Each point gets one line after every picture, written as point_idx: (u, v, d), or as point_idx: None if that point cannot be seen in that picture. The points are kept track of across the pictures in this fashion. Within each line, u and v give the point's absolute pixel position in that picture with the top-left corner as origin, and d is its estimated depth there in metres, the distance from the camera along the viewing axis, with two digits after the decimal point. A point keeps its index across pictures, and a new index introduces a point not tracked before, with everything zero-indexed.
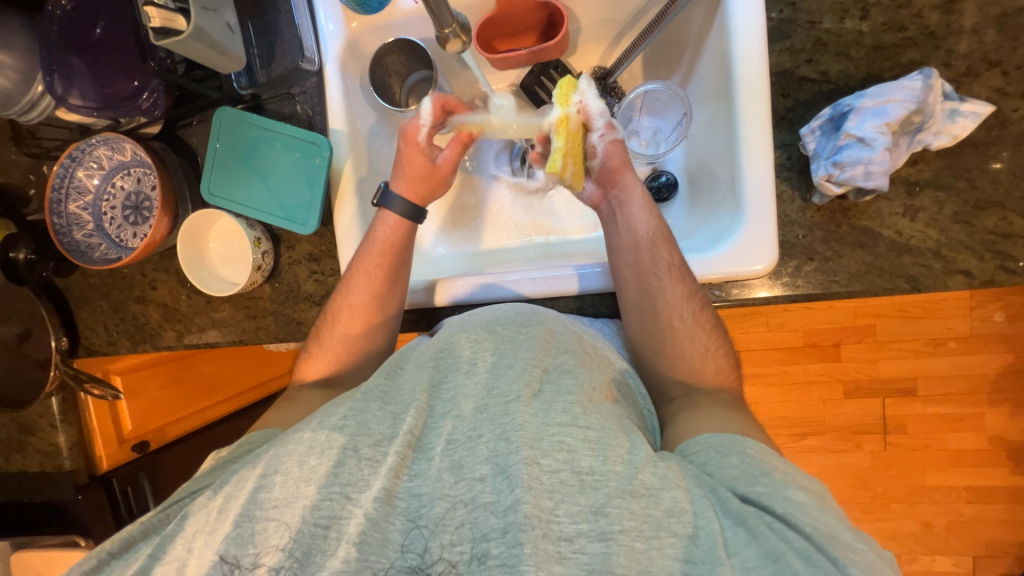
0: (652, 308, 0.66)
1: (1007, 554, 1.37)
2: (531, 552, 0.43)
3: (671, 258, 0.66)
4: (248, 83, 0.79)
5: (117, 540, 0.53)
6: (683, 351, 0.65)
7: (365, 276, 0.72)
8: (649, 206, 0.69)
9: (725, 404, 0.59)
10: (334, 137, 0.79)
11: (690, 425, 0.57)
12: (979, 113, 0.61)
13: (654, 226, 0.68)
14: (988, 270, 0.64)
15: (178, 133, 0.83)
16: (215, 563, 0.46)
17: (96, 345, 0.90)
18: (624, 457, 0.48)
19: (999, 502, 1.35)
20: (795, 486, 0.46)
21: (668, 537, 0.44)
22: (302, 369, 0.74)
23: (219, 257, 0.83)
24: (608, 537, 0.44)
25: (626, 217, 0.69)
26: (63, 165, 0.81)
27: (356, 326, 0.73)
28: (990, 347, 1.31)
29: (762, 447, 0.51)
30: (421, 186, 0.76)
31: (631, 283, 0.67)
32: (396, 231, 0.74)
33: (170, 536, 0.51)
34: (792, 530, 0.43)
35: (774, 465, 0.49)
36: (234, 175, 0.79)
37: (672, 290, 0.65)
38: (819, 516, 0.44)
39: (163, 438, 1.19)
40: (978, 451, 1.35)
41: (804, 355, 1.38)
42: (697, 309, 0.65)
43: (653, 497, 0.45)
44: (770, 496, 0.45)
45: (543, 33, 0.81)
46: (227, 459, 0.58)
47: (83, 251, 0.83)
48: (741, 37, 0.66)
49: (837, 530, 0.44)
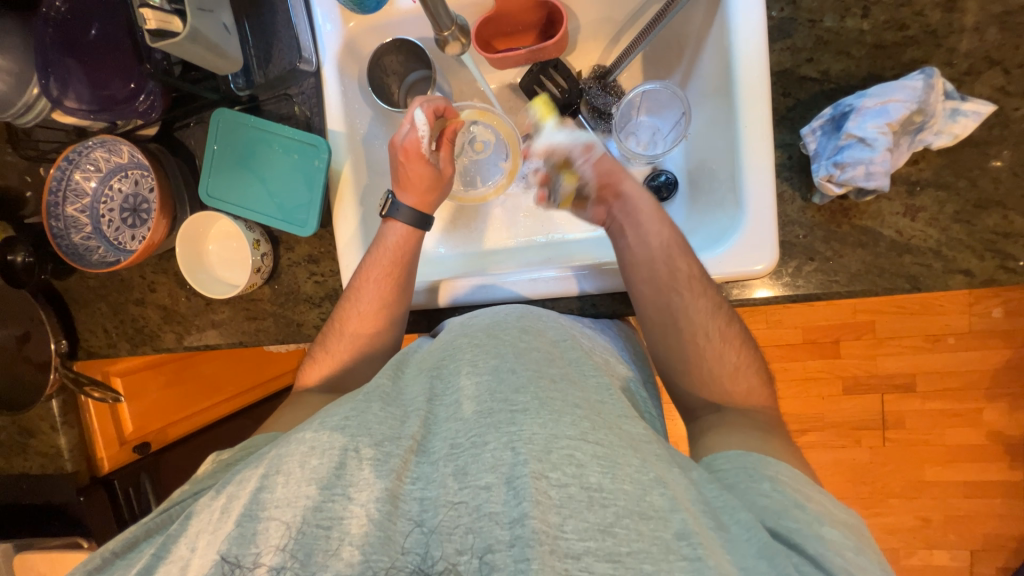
0: (673, 324, 0.66)
1: (1005, 548, 1.38)
2: (540, 568, 0.42)
3: (690, 270, 0.65)
4: (245, 84, 0.78)
5: (122, 538, 0.54)
6: (692, 357, 0.65)
7: (374, 284, 0.72)
8: (660, 218, 0.69)
9: (756, 426, 0.60)
10: (333, 138, 0.79)
11: (719, 443, 0.58)
12: (981, 113, 0.61)
13: (667, 237, 0.67)
14: (988, 269, 0.64)
15: (175, 134, 0.83)
16: (216, 563, 0.46)
17: (96, 348, 0.90)
18: (633, 475, 0.47)
19: (997, 497, 1.36)
20: (828, 523, 0.47)
21: (678, 560, 0.43)
22: (303, 375, 0.75)
23: (217, 259, 0.83)
24: (615, 559, 0.43)
25: (639, 230, 0.68)
26: (60, 167, 0.80)
27: (356, 331, 0.73)
28: (989, 343, 1.31)
29: (795, 474, 0.52)
30: (432, 194, 0.77)
31: (649, 299, 0.67)
32: (407, 240, 0.74)
33: (174, 536, 0.51)
34: (816, 569, 0.43)
35: (808, 496, 0.49)
36: (232, 176, 0.78)
37: (691, 303, 0.65)
38: (852, 558, 0.44)
39: (166, 438, 1.18)
40: (977, 446, 1.35)
41: (804, 352, 1.38)
42: (722, 323, 0.65)
43: (662, 519, 0.45)
44: (799, 532, 0.46)
45: (542, 31, 0.80)
46: (229, 461, 0.59)
47: (81, 255, 0.83)
48: (742, 36, 0.66)
49: (870, 574, 0.44)
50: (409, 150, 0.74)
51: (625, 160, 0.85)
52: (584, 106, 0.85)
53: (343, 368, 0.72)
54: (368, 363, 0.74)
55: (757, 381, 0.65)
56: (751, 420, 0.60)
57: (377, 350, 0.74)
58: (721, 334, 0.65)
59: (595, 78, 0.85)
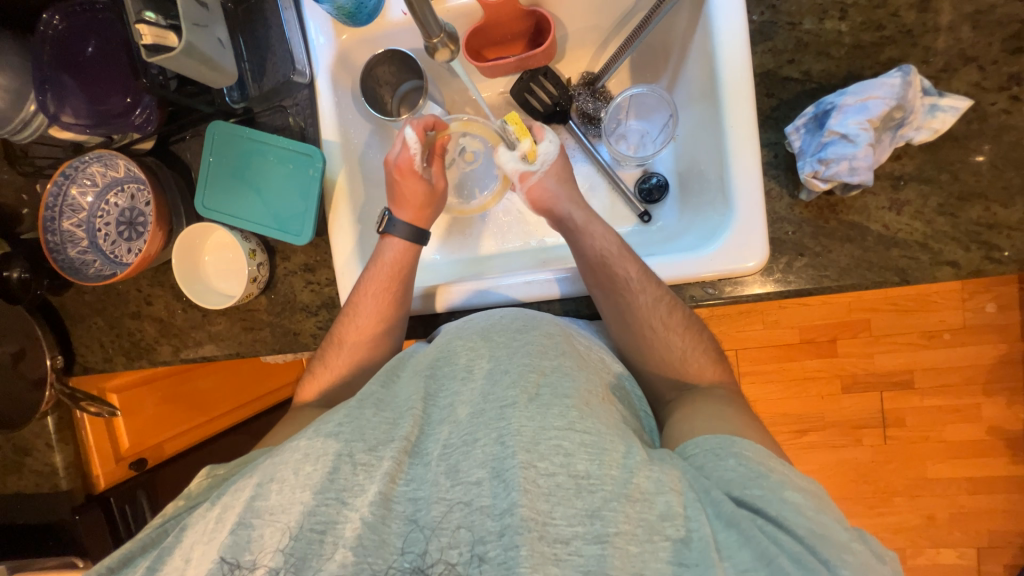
0: (635, 328, 0.67)
1: (1011, 544, 1.37)
2: (528, 554, 0.42)
3: (631, 271, 0.68)
4: (240, 96, 0.80)
5: (117, 554, 0.53)
6: (649, 345, 0.67)
7: (372, 301, 0.72)
8: (597, 228, 0.73)
9: (720, 399, 0.61)
10: (327, 148, 0.80)
11: (688, 426, 0.57)
12: (958, 108, 0.63)
13: (606, 244, 0.70)
14: (974, 260, 0.65)
15: (172, 148, 0.84)
16: (217, 562, 0.46)
17: (92, 362, 0.90)
18: (620, 460, 0.47)
19: (999, 492, 1.36)
20: (791, 488, 0.46)
21: (662, 541, 0.44)
22: (302, 389, 0.75)
23: (213, 270, 0.83)
24: (604, 539, 0.44)
25: (578, 246, 0.72)
26: (56, 182, 0.81)
27: (355, 345, 0.73)
28: (983, 338, 1.32)
29: (758, 448, 0.51)
30: (428, 211, 0.80)
31: (608, 308, 0.68)
32: (404, 256, 0.75)
33: (168, 549, 0.50)
34: (783, 531, 0.43)
35: (772, 466, 0.49)
36: (229, 188, 0.79)
37: (641, 305, 0.67)
38: (813, 517, 0.44)
39: (162, 454, 1.16)
40: (977, 441, 1.36)
41: (800, 351, 1.39)
42: (678, 315, 0.67)
43: (648, 500, 0.45)
44: (764, 498, 0.45)
45: (531, 40, 0.82)
46: (224, 476, 0.58)
47: (78, 269, 0.83)
48: (725, 39, 0.67)
49: (832, 530, 0.44)
50: (404, 167, 0.77)
51: (616, 163, 0.86)
52: (574, 111, 0.87)
53: (342, 377, 0.73)
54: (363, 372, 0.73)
55: None
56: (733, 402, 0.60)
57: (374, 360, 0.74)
58: (672, 323, 0.66)
59: (584, 84, 0.86)
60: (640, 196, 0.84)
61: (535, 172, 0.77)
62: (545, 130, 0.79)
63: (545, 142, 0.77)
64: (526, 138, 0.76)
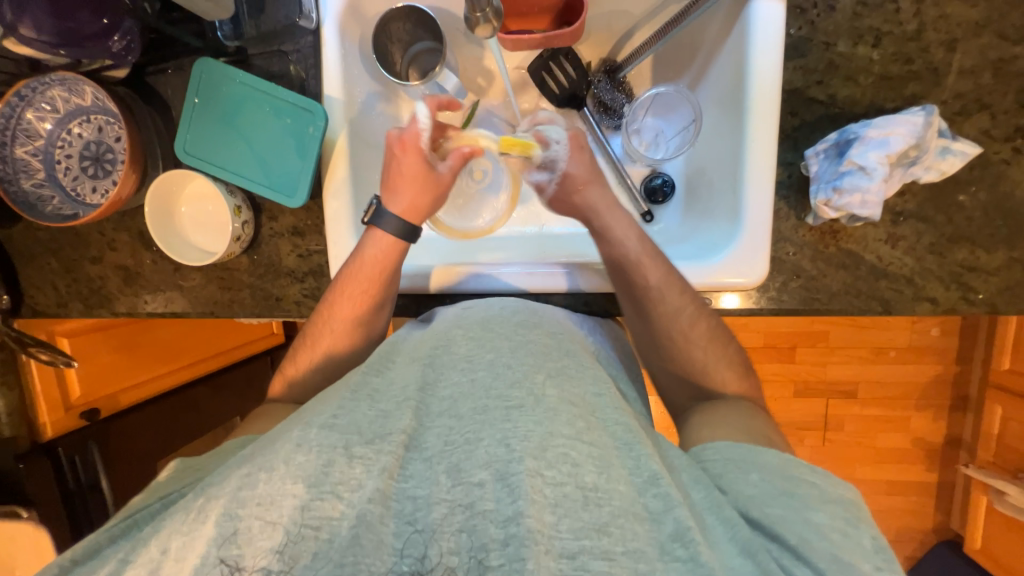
0: (666, 336, 0.69)
1: (913, 540, 1.54)
2: (535, 568, 0.42)
3: (660, 278, 0.67)
4: (233, 33, 0.73)
5: (82, 545, 0.50)
6: (671, 355, 0.69)
7: (350, 301, 0.69)
8: (633, 224, 0.69)
9: (736, 409, 0.63)
10: (329, 104, 0.73)
11: (702, 431, 0.60)
12: (967, 154, 0.65)
13: (639, 245, 0.68)
14: (951, 299, 0.69)
15: (148, 79, 0.75)
16: (203, 565, 0.44)
17: (43, 306, 0.82)
18: (627, 476, 0.49)
19: (912, 495, 1.52)
20: (798, 506, 0.50)
21: (672, 561, 0.45)
22: (274, 382, 0.73)
23: (190, 222, 0.77)
24: (610, 558, 0.44)
25: (609, 243, 0.69)
26: (9, 103, 0.71)
27: (333, 342, 0.70)
28: (926, 359, 1.43)
29: (766, 459, 0.53)
30: (424, 196, 0.72)
31: (635, 316, 0.70)
32: (388, 254, 0.70)
33: (142, 539, 0.48)
34: (776, 554, 0.47)
35: (768, 481, 0.51)
36: (215, 135, 0.72)
37: (669, 316, 0.67)
38: (798, 533, 0.47)
39: (117, 406, 1.09)
40: (903, 450, 1.49)
41: (763, 356, 1.46)
42: (706, 326, 0.68)
43: (656, 520, 0.47)
44: (765, 516, 0.48)
45: (560, 17, 0.76)
46: (194, 465, 0.56)
47: (32, 204, 0.74)
48: (762, 50, 0.66)
49: (839, 555, 0.47)
50: (409, 144, 0.71)
51: (627, 158, 0.84)
52: (590, 98, 0.84)
53: (313, 368, 0.70)
54: (338, 364, 0.71)
55: (739, 382, 0.68)
56: (742, 413, 0.62)
57: (352, 357, 0.71)
58: (692, 335, 0.68)
59: (603, 71, 0.83)
60: (645, 195, 0.83)
61: (551, 179, 0.74)
62: (549, 133, 0.74)
63: (553, 147, 0.73)
64: (534, 149, 0.71)
